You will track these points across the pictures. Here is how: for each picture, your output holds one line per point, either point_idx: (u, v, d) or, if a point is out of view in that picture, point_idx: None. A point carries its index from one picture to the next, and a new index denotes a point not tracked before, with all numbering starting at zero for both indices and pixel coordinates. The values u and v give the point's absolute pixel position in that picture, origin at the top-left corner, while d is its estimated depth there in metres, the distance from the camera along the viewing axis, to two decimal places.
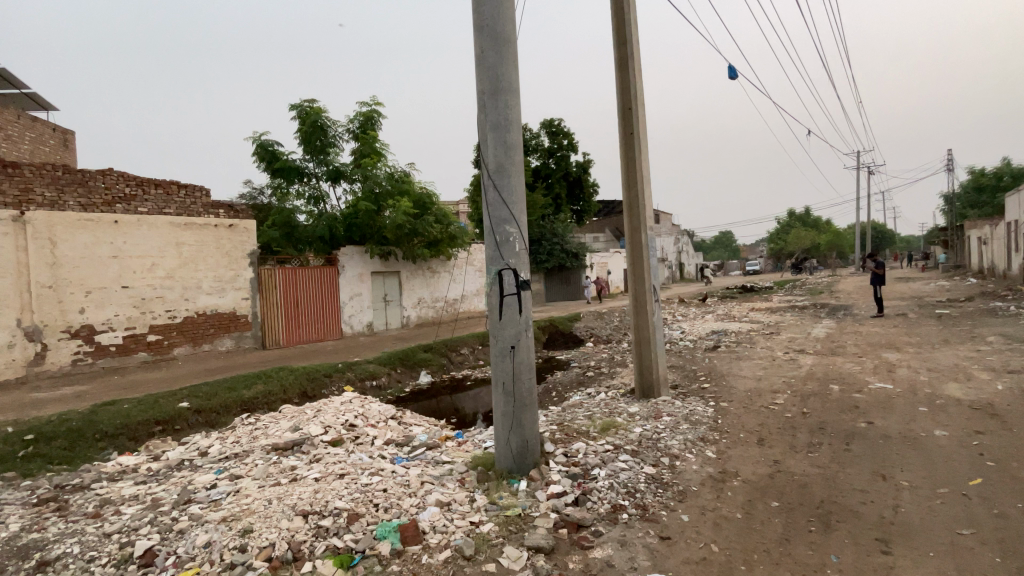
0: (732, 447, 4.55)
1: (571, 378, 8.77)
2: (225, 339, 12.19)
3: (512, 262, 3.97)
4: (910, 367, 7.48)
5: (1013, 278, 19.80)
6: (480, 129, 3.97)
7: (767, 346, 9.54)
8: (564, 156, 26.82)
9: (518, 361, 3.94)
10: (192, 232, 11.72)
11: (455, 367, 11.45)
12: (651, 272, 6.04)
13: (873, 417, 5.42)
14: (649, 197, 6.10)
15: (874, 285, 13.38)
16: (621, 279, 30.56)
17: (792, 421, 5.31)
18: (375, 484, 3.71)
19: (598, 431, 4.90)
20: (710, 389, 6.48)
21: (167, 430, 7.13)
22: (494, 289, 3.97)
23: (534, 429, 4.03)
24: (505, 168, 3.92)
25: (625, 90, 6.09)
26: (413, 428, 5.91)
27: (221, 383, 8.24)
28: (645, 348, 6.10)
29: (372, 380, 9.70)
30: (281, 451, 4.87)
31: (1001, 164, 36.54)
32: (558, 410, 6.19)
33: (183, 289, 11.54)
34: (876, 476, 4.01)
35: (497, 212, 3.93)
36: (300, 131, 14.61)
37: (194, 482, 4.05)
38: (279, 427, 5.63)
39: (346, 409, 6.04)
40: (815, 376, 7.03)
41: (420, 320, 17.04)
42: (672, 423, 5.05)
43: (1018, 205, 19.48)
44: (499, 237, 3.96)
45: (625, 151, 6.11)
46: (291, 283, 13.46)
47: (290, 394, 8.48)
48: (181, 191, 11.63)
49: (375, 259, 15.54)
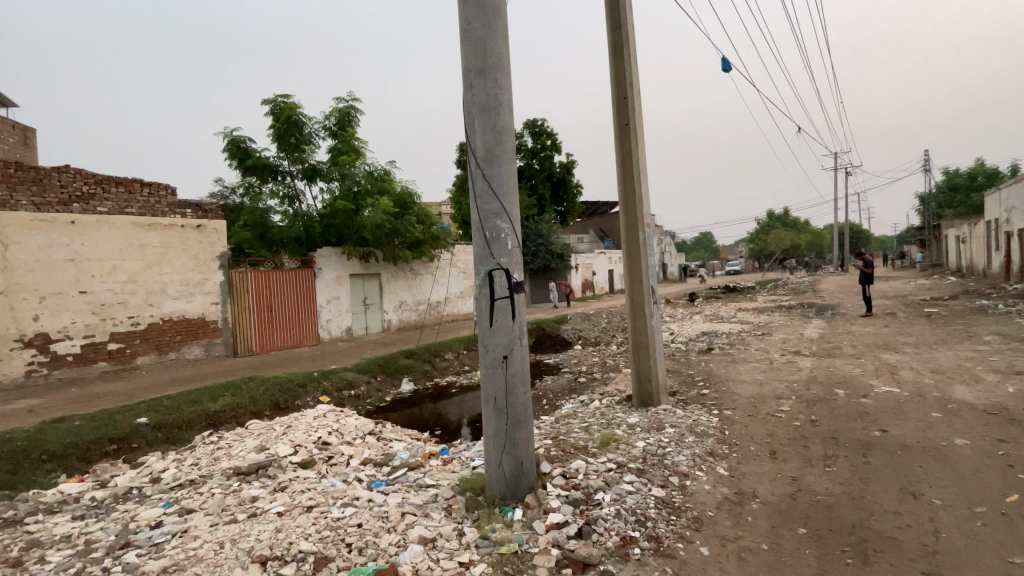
0: (745, 463, 4.17)
1: (562, 384, 8.34)
2: (193, 347, 11.50)
3: (505, 261, 3.52)
4: (913, 369, 7.21)
5: (994, 277, 19.99)
6: (466, 112, 3.51)
7: (762, 348, 9.24)
8: (547, 156, 26.47)
9: (511, 373, 3.49)
10: (156, 233, 11.01)
11: (439, 374, 10.93)
12: (650, 271, 5.65)
13: (886, 424, 5.11)
14: (646, 191, 5.70)
15: (863, 284, 13.20)
16: (606, 279, 30.35)
17: (802, 431, 4.96)
18: (348, 519, 3.23)
19: (597, 446, 4.47)
20: (710, 395, 6.11)
21: (123, 448, 6.51)
22: (484, 292, 3.51)
23: (530, 449, 3.58)
24: (495, 155, 3.46)
25: (620, 77, 5.69)
26: (393, 444, 5.42)
27: (185, 395, 7.61)
28: (643, 353, 5.71)
29: (351, 390, 9.13)
30: (243, 476, 4.34)
31: (974, 164, 37.23)
32: (550, 421, 5.74)
33: (147, 293, 10.83)
34: (906, 495, 3.67)
35: (487, 204, 3.47)
36: (274, 127, 13.94)
37: (137, 518, 3.52)
38: (243, 447, 5.08)
39: (319, 425, 5.52)
40: (817, 380, 6.73)
41: (402, 323, 16.44)
42: (676, 436, 4.64)
43: (998, 204, 19.60)
44: (489, 233, 3.50)
45: (620, 144, 5.73)
46: (264, 286, 12.78)
47: (261, 406, 7.90)
48: (144, 189, 10.90)
49: (354, 261, 14.92)
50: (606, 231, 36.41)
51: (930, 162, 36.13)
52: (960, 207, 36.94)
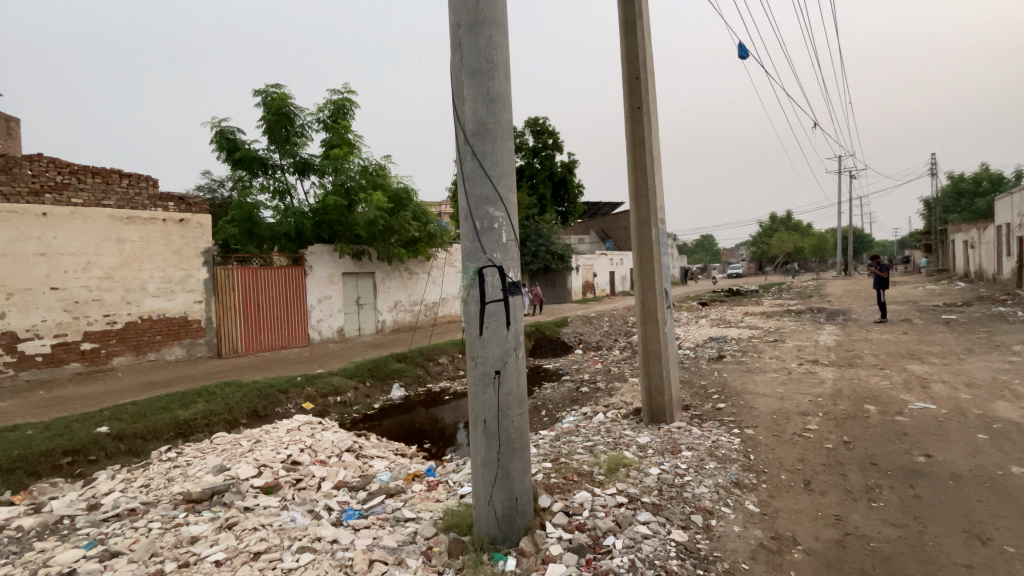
0: (777, 496, 3.58)
1: (562, 394, 7.73)
2: (174, 347, 10.88)
3: (499, 256, 2.92)
4: (945, 382, 6.60)
5: (1004, 283, 19.50)
6: (454, 76, 2.90)
7: (776, 356, 8.63)
8: (548, 155, 25.92)
9: (505, 391, 2.89)
10: (136, 227, 10.42)
11: (432, 379, 10.30)
12: (663, 272, 5.06)
13: (931, 449, 4.50)
14: (659, 183, 5.13)
15: (877, 289, 12.58)
16: (608, 281, 29.79)
17: (836, 455, 4.37)
18: (299, 571, 2.67)
19: (604, 473, 3.87)
20: (727, 411, 5.52)
21: (80, 461, 5.92)
22: (473, 294, 2.91)
23: (526, 482, 2.99)
24: (488, 128, 2.86)
25: (631, 55, 5.09)
26: (373, 463, 4.82)
27: (152, 402, 7.01)
28: (655, 363, 5.11)
29: (336, 396, 8.51)
30: (191, 506, 3.75)
31: (979, 168, 36.79)
32: (550, 437, 5.13)
33: (125, 291, 10.22)
34: (973, 542, 3.08)
35: (478, 188, 2.88)
36: (265, 119, 13.34)
37: (51, 563, 2.98)
38: (200, 467, 4.49)
39: (291, 441, 4.94)
40: (843, 394, 6.13)
41: (396, 324, 15.83)
42: (695, 461, 4.03)
43: (1009, 208, 19.09)
44: (480, 222, 2.90)
45: (630, 129, 5.16)
46: (251, 284, 12.14)
47: (236, 414, 7.29)
48: (123, 180, 10.31)
49: (346, 259, 14.30)
50: (608, 232, 36.13)
51: (936, 165, 35.59)
52: (966, 211, 36.43)
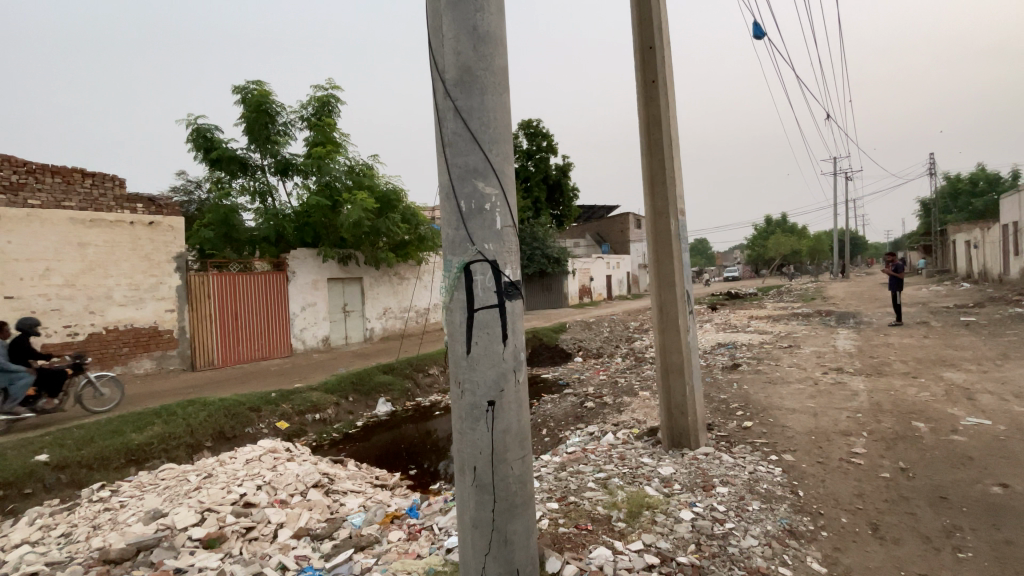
0: (844, 551, 2.88)
1: (564, 410, 6.96)
2: (143, 361, 10.04)
3: (492, 247, 2.19)
4: (992, 393, 5.88)
5: (1012, 283, 18.97)
6: (431, 10, 2.18)
7: (796, 364, 7.90)
8: (542, 158, 25.29)
9: (501, 429, 2.15)
10: (101, 230, 9.60)
11: (422, 393, 9.49)
12: (683, 270, 4.35)
13: (1004, 475, 3.77)
14: (679, 171, 4.41)
15: (893, 290, 11.89)
16: (605, 285, 29.08)
17: (896, 487, 3.67)
18: None
19: (625, 520, 3.13)
20: (758, 431, 4.80)
21: (12, 496, 5.12)
22: (458, 298, 2.19)
23: (529, 547, 2.25)
24: (475, 76, 2.14)
25: (643, 23, 4.39)
26: (346, 500, 4.07)
27: (102, 425, 6.20)
28: (676, 379, 4.40)
29: (315, 414, 7.72)
30: (107, 570, 2.98)
31: (975, 168, 36.53)
32: (555, 466, 4.38)
33: (87, 300, 9.40)
34: None
35: (462, 156, 2.16)
36: (244, 116, 12.57)
37: None
38: (133, 512, 3.75)
39: (247, 477, 4.19)
40: (884, 408, 5.40)
41: (386, 332, 15.05)
42: (734, 501, 3.30)
43: (1017, 206, 18.46)
44: (466, 203, 2.17)
45: (644, 108, 4.46)
46: (227, 290, 11.31)
47: (199, 437, 6.50)
48: (86, 180, 9.50)
49: (332, 264, 13.52)
50: (604, 236, 35.55)
51: (934, 165, 35.26)
52: (964, 211, 36.10)
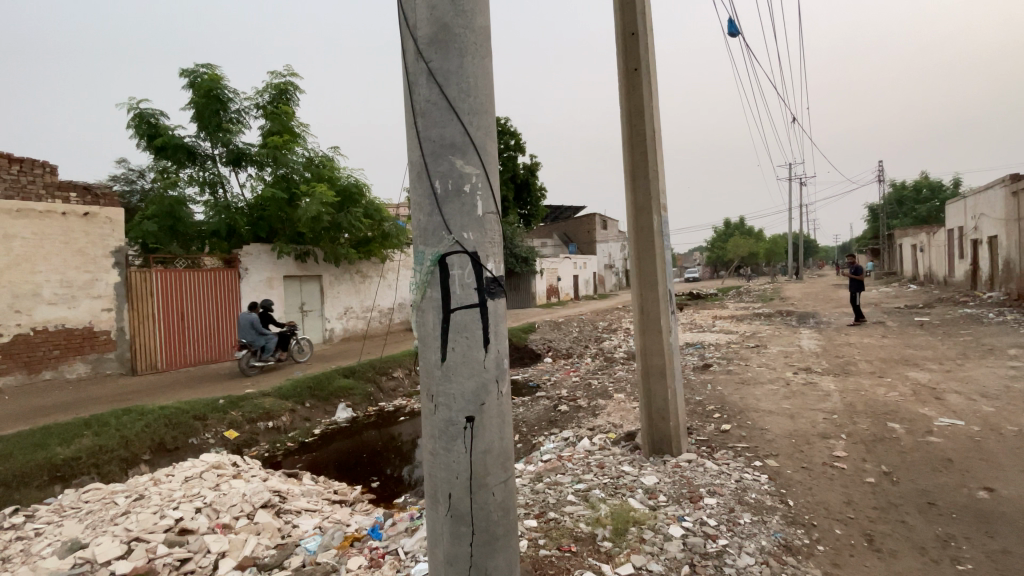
0: (844, 567, 2.71)
1: (537, 414, 6.68)
2: (76, 364, 9.16)
3: (473, 237, 1.86)
4: (958, 393, 5.93)
5: (957, 285, 19.90)
6: None
7: (766, 364, 7.88)
8: (510, 156, 25.05)
9: (480, 448, 1.84)
10: (28, 221, 8.73)
11: (386, 397, 9.03)
12: (666, 268, 4.14)
13: (986, 478, 3.70)
14: (660, 163, 4.19)
15: (852, 291, 12.16)
16: (572, 285, 29.05)
17: (884, 494, 3.55)
18: None
19: (611, 539, 2.86)
20: (738, 435, 4.64)
21: None
22: (431, 296, 1.87)
23: None
24: (453, 34, 1.82)
25: (625, 6, 4.15)
26: (301, 522, 3.66)
27: (22, 438, 5.53)
28: (657, 382, 4.19)
29: (268, 421, 7.18)
30: None
31: (920, 176, 38.44)
32: (530, 476, 4.09)
33: (11, 297, 8.51)
34: None
35: (438, 129, 1.83)
36: (193, 102, 11.75)
37: None
38: (48, 543, 3.24)
39: (186, 497, 3.72)
40: (858, 409, 5.35)
41: (347, 333, 14.42)
42: (725, 514, 3.09)
43: (961, 212, 19.38)
44: (442, 185, 1.85)
45: (625, 97, 4.22)
46: (173, 289, 10.48)
47: (136, 450, 5.89)
48: (15, 166, 8.71)
49: (289, 261, 12.81)
50: (571, 236, 35.58)
51: (882, 172, 36.91)
52: (909, 217, 37.94)
